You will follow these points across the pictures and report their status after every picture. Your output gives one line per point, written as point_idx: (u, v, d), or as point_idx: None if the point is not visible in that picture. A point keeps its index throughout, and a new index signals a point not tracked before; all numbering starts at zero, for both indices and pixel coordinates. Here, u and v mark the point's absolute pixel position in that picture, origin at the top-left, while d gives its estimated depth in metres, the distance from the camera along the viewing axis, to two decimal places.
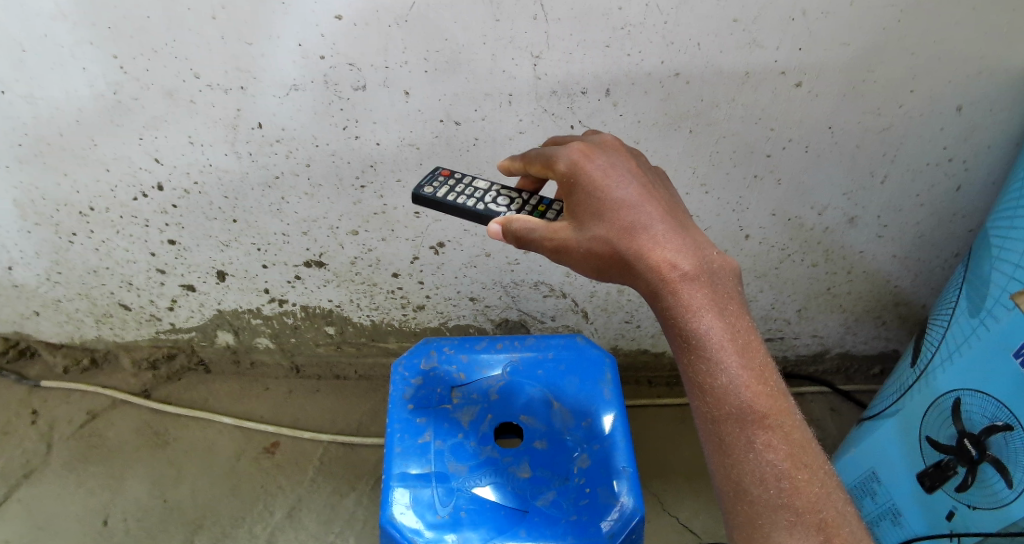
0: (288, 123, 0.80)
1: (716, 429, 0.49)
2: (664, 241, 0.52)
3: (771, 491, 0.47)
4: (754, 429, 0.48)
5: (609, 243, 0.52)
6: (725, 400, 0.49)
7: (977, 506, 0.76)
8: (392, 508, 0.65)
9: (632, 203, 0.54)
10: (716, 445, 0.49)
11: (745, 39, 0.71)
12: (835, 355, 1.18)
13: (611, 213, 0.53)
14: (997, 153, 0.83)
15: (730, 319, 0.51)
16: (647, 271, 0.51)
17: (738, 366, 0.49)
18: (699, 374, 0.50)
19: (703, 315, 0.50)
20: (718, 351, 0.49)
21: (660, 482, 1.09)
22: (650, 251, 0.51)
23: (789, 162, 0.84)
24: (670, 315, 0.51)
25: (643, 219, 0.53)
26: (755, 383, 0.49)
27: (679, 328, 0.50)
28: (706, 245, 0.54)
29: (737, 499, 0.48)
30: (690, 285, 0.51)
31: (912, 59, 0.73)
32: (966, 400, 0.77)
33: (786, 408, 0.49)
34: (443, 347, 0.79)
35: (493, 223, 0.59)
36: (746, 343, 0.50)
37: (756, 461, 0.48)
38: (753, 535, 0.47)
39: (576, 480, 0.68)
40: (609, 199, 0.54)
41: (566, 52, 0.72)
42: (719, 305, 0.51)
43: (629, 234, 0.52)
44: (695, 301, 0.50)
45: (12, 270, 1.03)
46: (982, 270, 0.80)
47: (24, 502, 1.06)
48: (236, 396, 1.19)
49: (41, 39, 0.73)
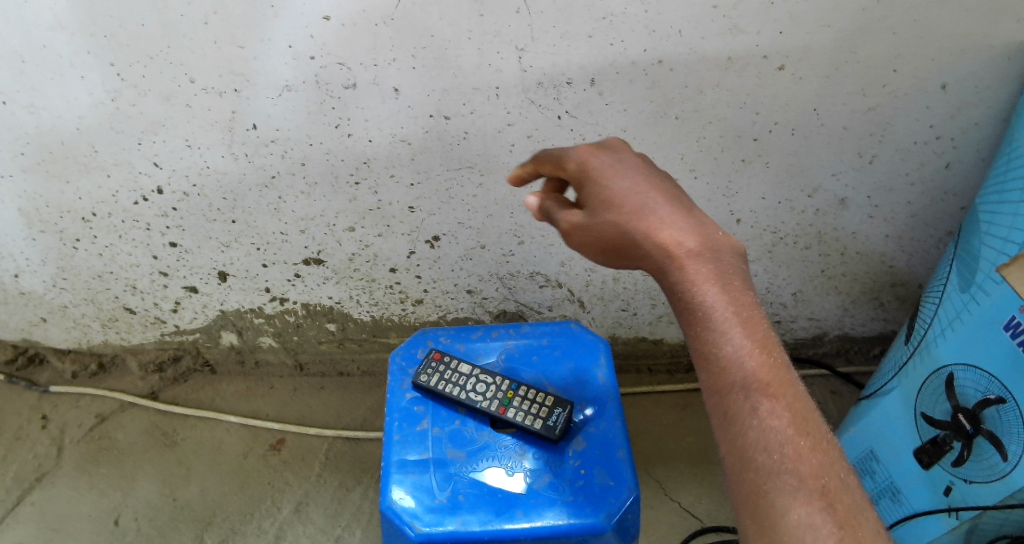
0: (283, 123, 0.82)
1: (722, 400, 0.50)
2: (670, 221, 0.54)
3: (775, 458, 0.47)
4: (757, 397, 0.49)
5: (624, 223, 0.55)
6: (730, 371, 0.50)
7: (975, 480, 0.77)
8: (391, 494, 0.67)
9: (637, 189, 0.57)
10: (723, 414, 0.50)
11: (726, 24, 0.72)
12: (834, 337, 1.19)
13: (618, 199, 0.56)
14: (986, 130, 0.84)
15: (733, 293, 0.52)
16: (655, 249, 0.54)
17: (743, 336, 0.51)
18: (705, 342, 0.51)
19: (710, 288, 0.52)
20: (722, 319, 0.51)
21: (662, 468, 1.10)
22: (655, 229, 0.54)
23: (777, 145, 0.85)
24: (675, 290, 0.53)
25: (649, 202, 0.56)
26: (757, 353, 0.50)
27: (683, 301, 0.52)
28: (710, 224, 0.56)
29: (740, 467, 0.48)
30: (698, 259, 0.53)
31: (894, 39, 0.74)
32: (959, 376, 0.78)
33: (790, 381, 0.50)
34: (439, 336, 0.81)
35: (530, 196, 0.62)
36: (750, 317, 0.51)
37: (760, 430, 0.48)
38: (757, 504, 0.47)
39: (572, 462, 0.69)
40: (615, 187, 0.57)
41: (551, 45, 0.74)
42: (723, 279, 0.53)
43: (638, 212, 0.55)
44: (702, 275, 0.52)
45: (20, 277, 1.06)
46: (971, 246, 0.81)
47: (37, 505, 1.07)
48: (242, 394, 1.21)
49: (40, 50, 0.75)
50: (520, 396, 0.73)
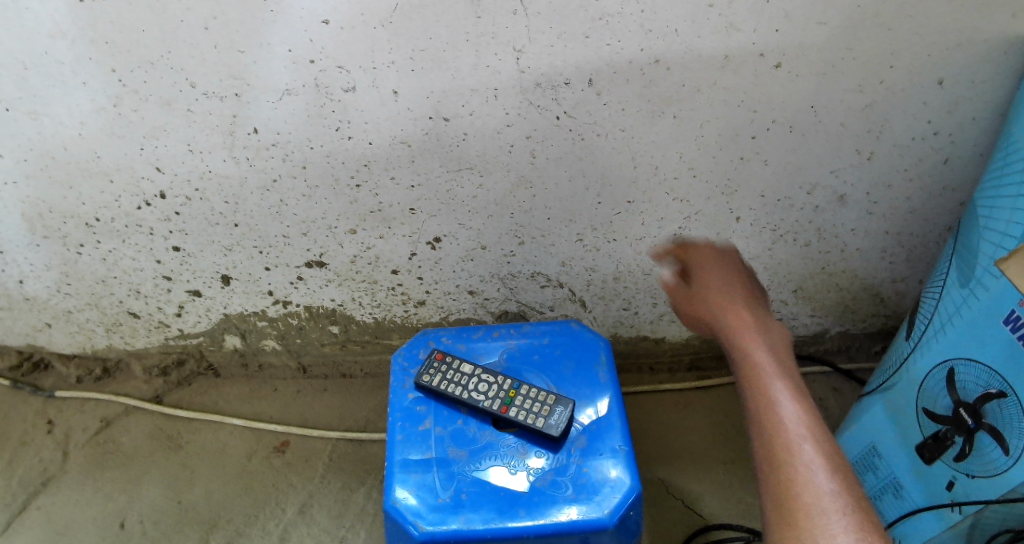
0: (283, 127, 0.82)
1: (757, 427, 0.58)
2: (740, 306, 0.70)
3: (796, 474, 0.54)
4: (784, 425, 0.57)
5: (710, 305, 0.71)
6: (766, 406, 0.59)
7: (976, 474, 0.77)
8: (395, 494, 0.67)
9: (725, 287, 0.73)
10: (758, 443, 0.57)
11: (722, 23, 0.73)
12: (835, 335, 1.19)
13: (710, 290, 0.73)
14: (983, 125, 0.84)
15: (779, 356, 0.64)
16: (725, 322, 0.68)
17: (783, 386, 0.60)
18: (750, 388, 0.61)
19: (762, 350, 0.64)
20: (768, 373, 0.61)
21: (664, 466, 1.10)
22: (728, 309, 0.69)
23: (775, 143, 0.85)
24: (734, 353, 0.65)
25: (730, 293, 0.72)
26: (793, 398, 0.59)
27: (738, 359, 0.64)
28: (771, 319, 0.69)
29: (771, 485, 0.55)
30: (758, 332, 0.66)
31: (889, 35, 0.75)
32: (960, 370, 0.78)
33: (814, 419, 0.58)
34: (441, 337, 0.82)
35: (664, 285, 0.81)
36: (789, 374, 0.62)
37: (785, 450, 0.55)
38: (781, 510, 0.53)
39: (574, 460, 0.69)
40: (710, 283, 0.75)
41: (547, 45, 0.74)
42: (772, 347, 0.65)
43: (728, 299, 0.71)
44: (757, 341, 0.65)
45: (24, 283, 1.06)
46: (970, 240, 0.81)
47: (43, 509, 1.08)
48: (246, 397, 1.22)
49: (41, 57, 0.76)
50: (522, 395, 0.73)
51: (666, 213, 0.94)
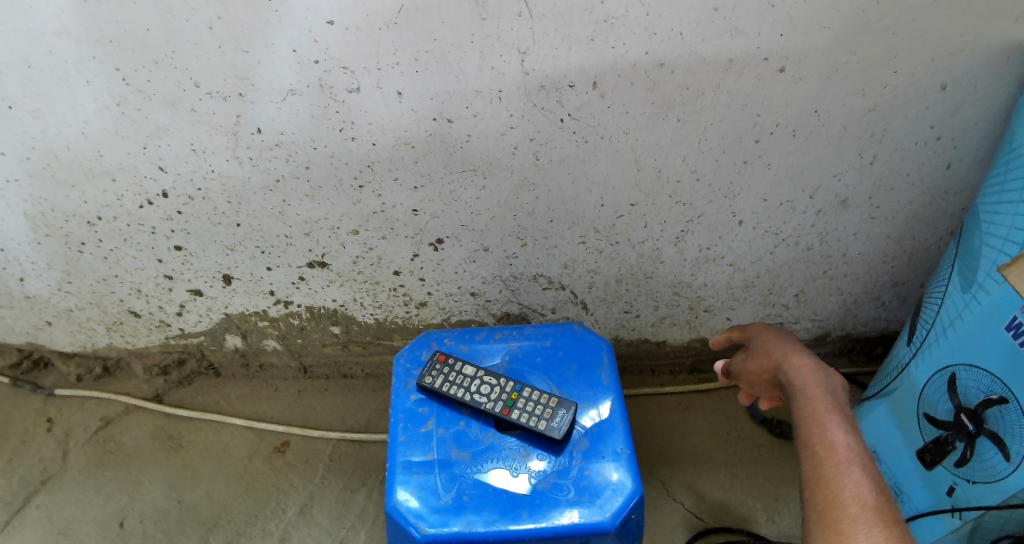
0: (287, 128, 0.82)
1: (809, 455, 0.59)
2: (796, 350, 0.69)
3: (844, 495, 0.54)
4: (835, 452, 0.57)
5: (767, 356, 0.71)
6: (818, 434, 0.59)
7: (977, 480, 0.77)
8: (397, 495, 0.67)
9: (783, 336, 0.73)
10: (808, 469, 0.58)
11: (726, 26, 0.73)
12: (837, 338, 1.19)
13: (770, 339, 0.73)
14: (985, 129, 0.84)
15: (835, 392, 0.63)
16: (783, 369, 0.68)
17: (836, 415, 0.61)
18: (802, 420, 0.61)
19: (816, 386, 0.64)
20: (821, 404, 0.62)
21: (665, 469, 1.10)
22: (785, 355, 0.69)
23: (777, 146, 0.85)
24: (789, 395, 0.65)
25: (788, 341, 0.72)
26: (844, 427, 0.60)
27: (793, 399, 0.64)
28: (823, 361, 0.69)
29: (816, 498, 0.56)
30: (816, 371, 0.65)
31: (893, 40, 0.75)
32: (961, 375, 0.78)
33: (864, 447, 0.58)
34: (444, 338, 0.82)
35: (719, 337, 0.82)
36: (843, 407, 0.62)
37: (834, 474, 0.56)
38: (827, 526, 0.54)
39: (575, 462, 0.69)
40: (770, 333, 0.75)
41: (552, 48, 0.74)
42: (827, 383, 0.64)
43: (785, 344, 0.71)
44: (814, 380, 0.64)
45: (25, 281, 1.06)
46: (972, 245, 0.81)
47: (43, 509, 1.07)
48: (247, 398, 1.21)
49: (46, 56, 0.76)
50: (524, 397, 0.73)
51: (669, 216, 0.94)
